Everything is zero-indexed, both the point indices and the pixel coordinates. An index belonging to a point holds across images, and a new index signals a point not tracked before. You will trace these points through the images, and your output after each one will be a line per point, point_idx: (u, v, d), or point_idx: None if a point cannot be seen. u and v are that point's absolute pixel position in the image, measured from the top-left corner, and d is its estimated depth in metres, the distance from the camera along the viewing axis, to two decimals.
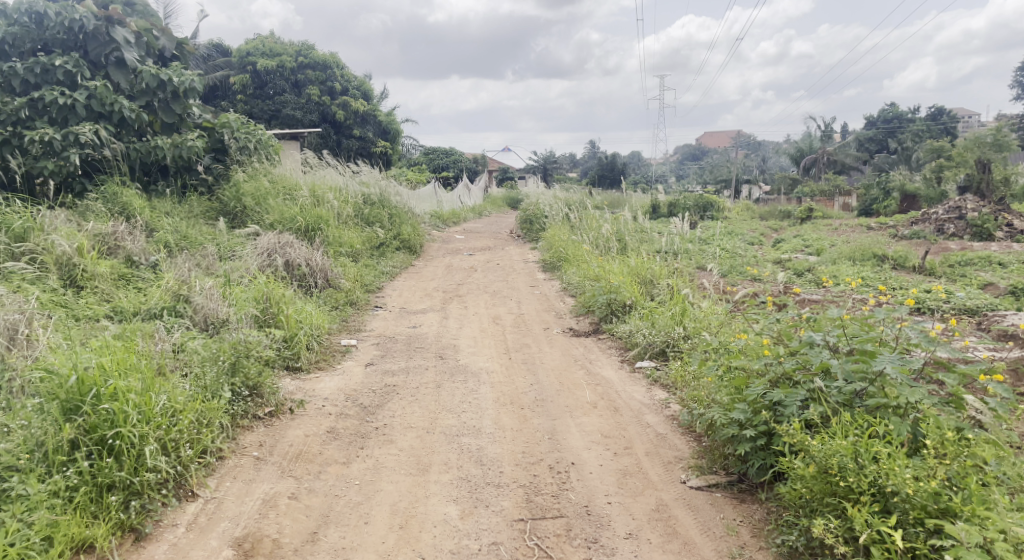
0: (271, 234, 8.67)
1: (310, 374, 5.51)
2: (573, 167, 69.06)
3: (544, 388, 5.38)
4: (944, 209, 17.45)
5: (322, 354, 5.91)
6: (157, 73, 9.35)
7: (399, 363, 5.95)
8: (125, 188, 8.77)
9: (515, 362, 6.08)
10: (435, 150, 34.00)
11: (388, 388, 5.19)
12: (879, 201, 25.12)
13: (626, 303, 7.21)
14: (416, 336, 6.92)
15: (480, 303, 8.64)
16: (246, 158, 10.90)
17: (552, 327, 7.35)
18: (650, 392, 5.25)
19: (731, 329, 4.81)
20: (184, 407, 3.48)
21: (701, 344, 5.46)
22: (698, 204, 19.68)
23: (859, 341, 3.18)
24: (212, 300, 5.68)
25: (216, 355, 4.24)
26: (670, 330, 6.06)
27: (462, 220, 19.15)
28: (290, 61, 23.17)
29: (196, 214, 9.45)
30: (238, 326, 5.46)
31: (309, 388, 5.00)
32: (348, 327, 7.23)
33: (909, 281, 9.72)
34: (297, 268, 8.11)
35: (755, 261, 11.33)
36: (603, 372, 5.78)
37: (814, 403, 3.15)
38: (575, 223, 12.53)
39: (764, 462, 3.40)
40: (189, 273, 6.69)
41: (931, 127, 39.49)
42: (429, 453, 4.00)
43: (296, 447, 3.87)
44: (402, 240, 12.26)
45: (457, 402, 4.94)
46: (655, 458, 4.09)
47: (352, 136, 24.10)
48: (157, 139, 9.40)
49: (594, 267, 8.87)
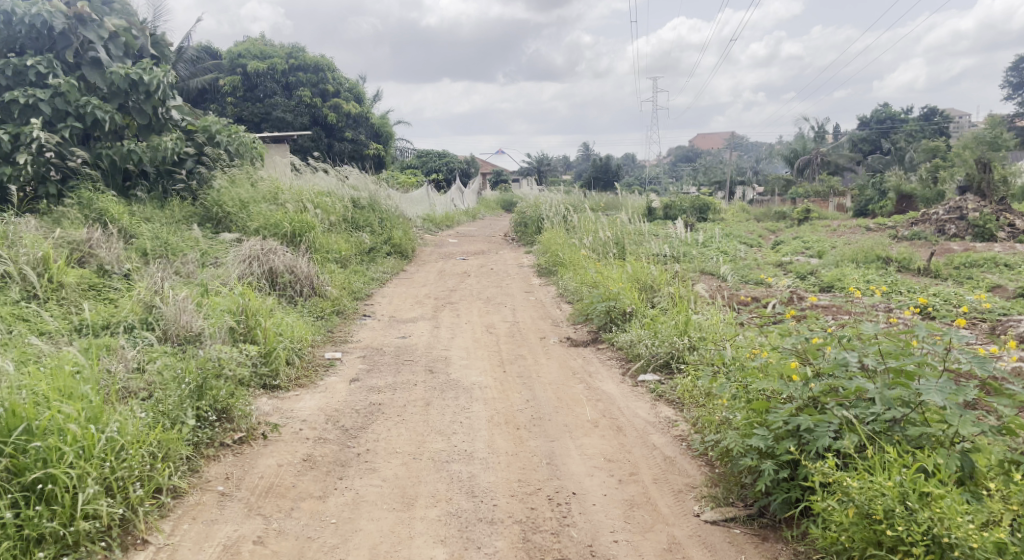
0: (254, 240, 8.29)
1: (290, 392, 5.11)
2: (567, 169, 68.75)
3: (541, 405, 5.00)
4: (945, 209, 17.12)
5: (302, 370, 5.52)
6: (127, 72, 8.90)
7: (385, 378, 5.56)
8: (100, 193, 8.40)
9: (510, 375, 5.70)
10: (428, 153, 33.62)
11: (374, 407, 4.80)
12: (874, 202, 24.82)
13: (626, 311, 6.84)
14: (405, 348, 6.53)
15: (473, 311, 8.25)
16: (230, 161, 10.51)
17: (548, 337, 6.98)
18: (655, 409, 4.89)
19: (743, 343, 4.44)
20: (135, 439, 3.10)
21: (710, 357, 5.09)
22: (695, 206, 19.32)
23: (897, 360, 2.80)
24: (186, 313, 5.30)
25: (181, 376, 3.85)
26: (674, 341, 5.69)
27: (456, 224, 18.75)
28: (281, 63, 22.81)
29: (176, 220, 9.06)
30: (211, 341, 5.07)
31: (286, 409, 4.61)
32: (332, 338, 6.84)
33: (917, 285, 9.36)
34: (280, 276, 7.72)
35: (756, 265, 10.99)
36: (604, 386, 5.40)
37: (848, 433, 2.78)
38: (571, 225, 12.17)
39: (789, 496, 3.03)
40: (163, 283, 6.30)
41: (925, 127, 39.28)
42: (414, 484, 3.63)
43: (268, 479, 3.48)
44: (393, 245, 11.85)
45: (447, 423, 4.56)
46: (664, 485, 3.72)
47: (343, 139, 23.66)
48: (132, 142, 9.02)
49: (592, 272, 8.49)
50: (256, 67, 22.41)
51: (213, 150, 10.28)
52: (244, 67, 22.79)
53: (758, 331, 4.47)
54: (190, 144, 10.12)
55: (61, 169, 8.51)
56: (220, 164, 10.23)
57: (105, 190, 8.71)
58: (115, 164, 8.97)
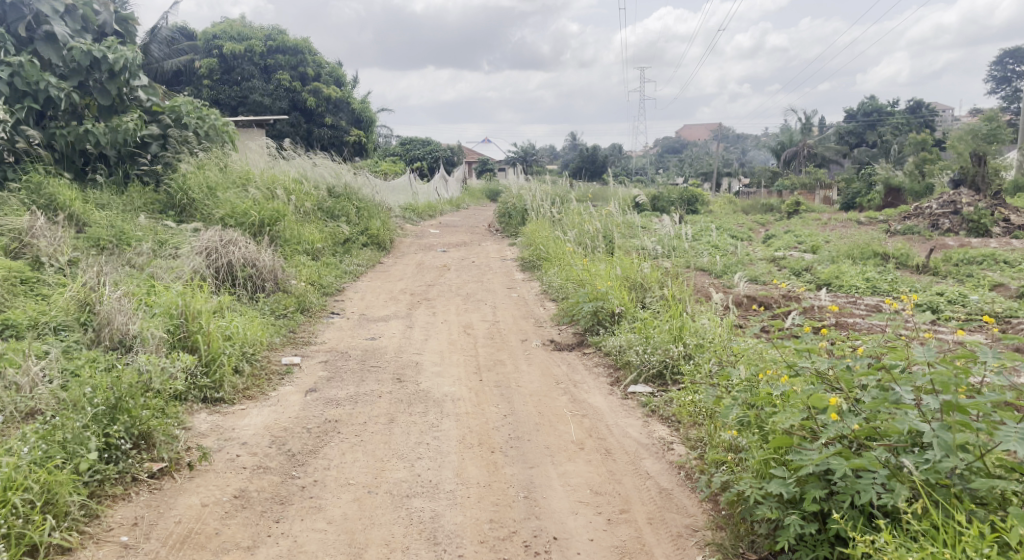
0: (213, 230, 7.66)
1: (235, 406, 4.49)
2: (552, 158, 68.20)
3: (519, 422, 4.43)
4: (938, 203, 16.67)
5: (252, 379, 4.93)
6: (89, 49, 8.39)
7: (347, 388, 4.97)
8: (51, 178, 7.78)
9: (486, 385, 5.13)
10: (411, 141, 32.91)
11: (329, 426, 4.21)
12: (862, 195, 24.38)
13: (615, 312, 6.29)
14: (373, 352, 5.96)
15: (451, 309, 7.68)
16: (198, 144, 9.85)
17: (530, 339, 6.41)
18: (648, 428, 4.34)
19: (752, 358, 3.90)
20: (7, 484, 2.67)
21: (712, 372, 4.54)
22: (683, 198, 18.79)
23: (958, 398, 2.28)
24: (126, 314, 4.73)
25: (92, 395, 3.30)
26: (668, 348, 5.16)
27: (438, 213, 18.12)
28: (258, 45, 22.09)
29: (134, 207, 8.43)
30: (146, 350, 4.47)
31: (226, 428, 4.02)
32: (294, 340, 6.25)
33: (919, 284, 8.85)
34: (239, 270, 7.11)
35: (750, 261, 10.46)
36: (590, 400, 4.84)
37: (897, 488, 2.26)
38: (556, 217, 11.59)
39: (817, 555, 2.47)
40: (104, 279, 5.71)
41: (912, 120, 39.02)
42: (366, 527, 3.08)
43: (185, 526, 2.93)
44: (370, 236, 11.18)
45: (412, 446, 3.99)
46: (660, 527, 3.20)
47: (323, 125, 22.93)
48: (90, 124, 8.45)
49: (578, 268, 7.93)
50: (233, 48, 21.65)
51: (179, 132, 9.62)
52: (220, 49, 21.98)
53: (768, 345, 3.93)
54: (152, 126, 9.48)
55: (11, 150, 7.85)
56: (186, 148, 9.58)
57: (58, 175, 8.08)
58: (72, 147, 8.36)
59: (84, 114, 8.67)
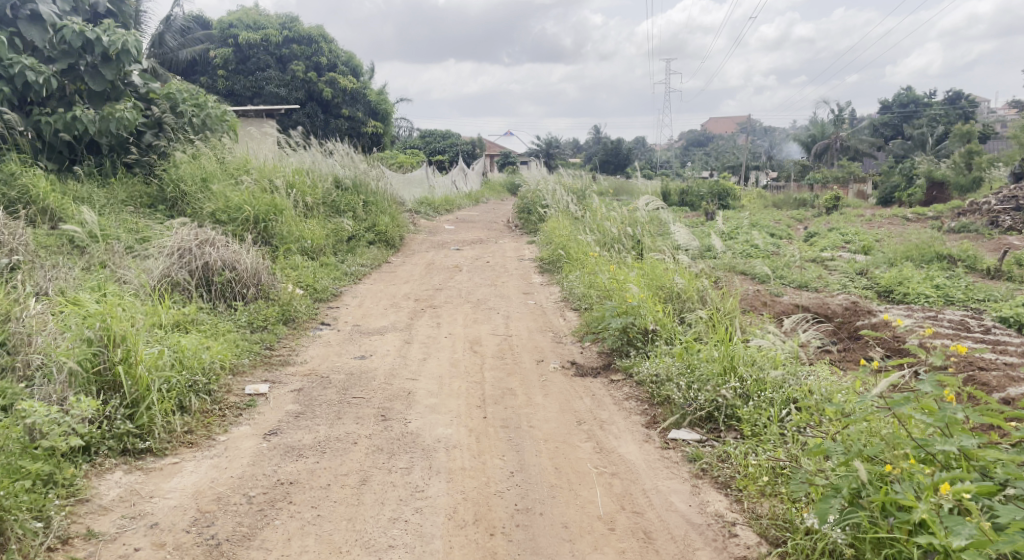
0: (194, 228, 6.67)
1: (166, 459, 3.53)
2: (577, 151, 66.94)
3: (530, 484, 3.39)
4: (997, 199, 15.26)
5: (200, 419, 3.95)
6: (82, 29, 7.50)
7: (316, 430, 3.96)
8: (26, 167, 6.86)
9: (493, 426, 4.08)
10: (431, 134, 31.96)
11: (279, 492, 3.21)
12: (902, 189, 22.93)
13: (648, 330, 5.23)
14: (359, 376, 4.97)
15: (458, 319, 6.65)
16: (201, 134, 8.87)
17: (548, 360, 5.36)
18: (698, 495, 3.31)
19: (855, 430, 2.86)
20: None
21: (790, 432, 3.48)
22: (715, 192, 17.54)
23: None
24: (45, 340, 3.77)
25: None
26: (722, 384, 4.05)
27: (455, 208, 17.09)
28: (274, 34, 21.12)
29: (121, 200, 7.53)
30: (60, 391, 3.52)
31: (140, 498, 3.08)
32: (269, 359, 5.27)
33: (999, 292, 7.65)
34: (215, 274, 6.12)
35: (797, 263, 9.30)
36: (622, 449, 3.80)
37: None
38: (578, 214, 10.51)
39: None
40: (52, 292, 4.79)
41: (951, 112, 37.22)
42: None
43: None
44: (378, 233, 10.14)
45: (382, 527, 2.99)
46: None
47: (340, 116, 22.05)
48: (76, 108, 7.53)
49: (603, 273, 6.85)
50: (247, 37, 20.74)
51: (179, 121, 8.67)
52: (235, 39, 21.07)
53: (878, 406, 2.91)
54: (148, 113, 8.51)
55: None
56: (183, 135, 8.57)
57: (37, 166, 7.15)
58: (58, 134, 7.47)
59: (73, 99, 7.79)
